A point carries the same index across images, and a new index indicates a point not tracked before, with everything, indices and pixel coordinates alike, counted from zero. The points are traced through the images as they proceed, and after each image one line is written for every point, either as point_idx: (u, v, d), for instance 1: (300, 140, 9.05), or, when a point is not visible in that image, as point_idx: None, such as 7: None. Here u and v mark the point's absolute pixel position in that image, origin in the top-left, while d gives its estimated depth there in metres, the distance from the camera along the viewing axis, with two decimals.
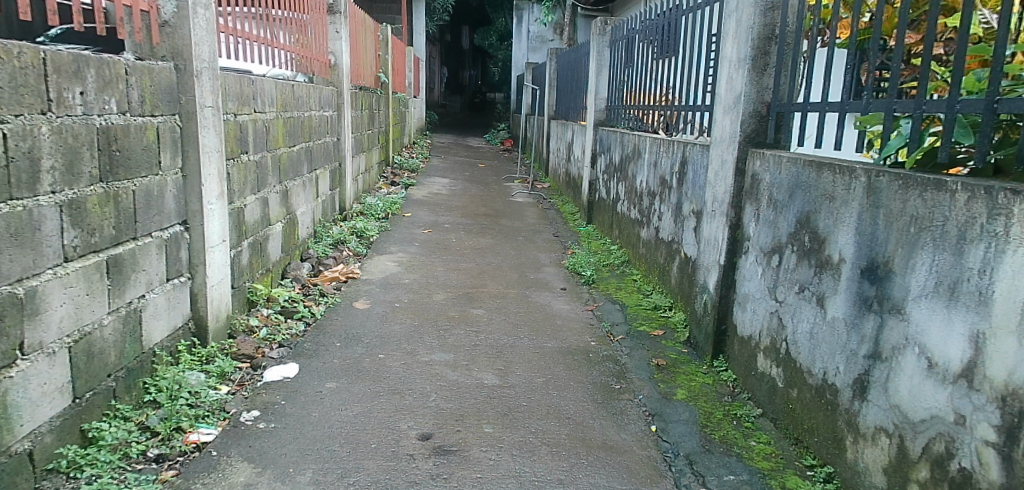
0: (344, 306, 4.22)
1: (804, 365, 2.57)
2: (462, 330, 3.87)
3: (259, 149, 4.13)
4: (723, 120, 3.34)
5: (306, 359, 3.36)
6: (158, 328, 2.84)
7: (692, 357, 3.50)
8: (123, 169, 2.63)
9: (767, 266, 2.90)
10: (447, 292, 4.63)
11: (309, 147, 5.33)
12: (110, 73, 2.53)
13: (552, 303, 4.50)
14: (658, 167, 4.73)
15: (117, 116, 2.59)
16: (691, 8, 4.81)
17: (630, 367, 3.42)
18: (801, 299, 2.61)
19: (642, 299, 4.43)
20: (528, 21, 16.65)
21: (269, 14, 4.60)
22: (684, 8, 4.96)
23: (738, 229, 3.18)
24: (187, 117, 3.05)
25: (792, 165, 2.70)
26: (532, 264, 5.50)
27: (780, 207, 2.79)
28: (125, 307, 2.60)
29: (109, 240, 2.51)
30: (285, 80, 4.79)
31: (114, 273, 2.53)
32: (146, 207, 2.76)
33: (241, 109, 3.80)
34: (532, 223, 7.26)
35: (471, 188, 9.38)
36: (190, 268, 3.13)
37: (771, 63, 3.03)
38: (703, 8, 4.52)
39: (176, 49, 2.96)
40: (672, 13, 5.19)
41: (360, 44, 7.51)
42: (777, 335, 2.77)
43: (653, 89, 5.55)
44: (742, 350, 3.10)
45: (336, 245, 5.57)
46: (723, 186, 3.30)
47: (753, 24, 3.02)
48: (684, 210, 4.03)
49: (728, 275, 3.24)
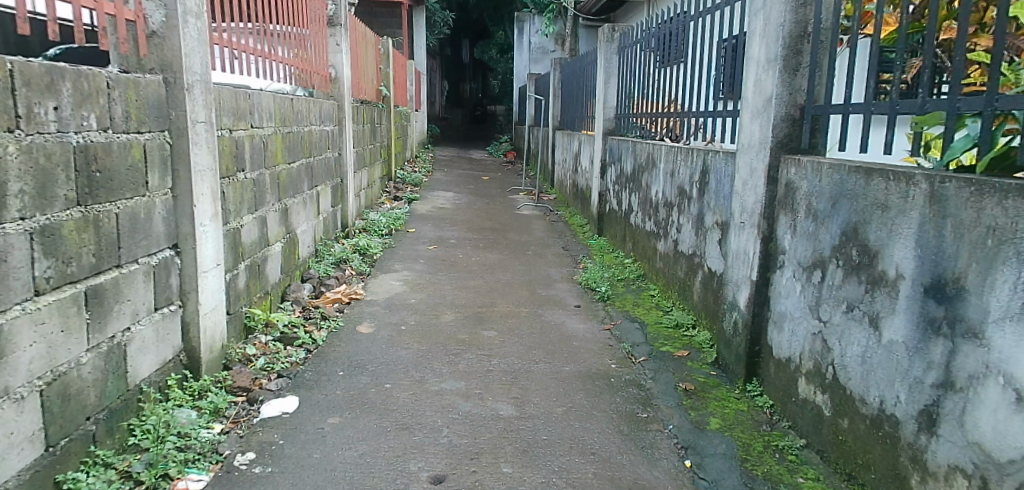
0: (346, 330, 3.99)
1: (856, 393, 2.34)
2: (473, 355, 3.64)
3: (257, 166, 3.91)
4: (751, 125, 3.11)
5: (306, 390, 3.12)
6: (146, 362, 2.62)
7: (722, 379, 3.26)
8: (104, 191, 2.39)
9: (806, 282, 2.66)
10: (455, 312, 4.39)
11: (309, 164, 5.11)
12: (89, 86, 2.31)
13: (566, 322, 4.25)
14: (675, 176, 4.50)
15: (98, 134, 2.37)
16: (702, 13, 4.61)
17: (656, 393, 3.18)
18: (850, 319, 2.38)
19: (663, 316, 4.19)
20: (529, 32, 16.52)
21: (268, 28, 4.42)
22: (694, 13, 4.76)
23: (772, 242, 2.95)
24: (178, 132, 2.83)
25: (835, 172, 2.47)
26: (543, 281, 5.26)
27: (820, 217, 2.56)
28: (107, 343, 2.37)
29: (87, 269, 2.28)
30: (284, 94, 4.59)
31: (95, 305, 2.30)
32: (131, 232, 2.53)
33: (237, 124, 3.58)
34: (540, 236, 7.04)
35: (475, 202, 9.18)
36: (182, 295, 2.91)
37: (804, 63, 2.79)
38: (716, 10, 4.32)
39: (165, 61, 2.76)
40: (681, 18, 4.98)
41: (361, 58, 7.34)
42: (821, 359, 2.55)
43: (664, 97, 5.33)
44: (780, 373, 2.86)
45: (338, 264, 5.34)
46: (752, 197, 3.06)
47: (783, 20, 2.78)
48: (707, 222, 3.80)
49: (761, 293, 3.00)
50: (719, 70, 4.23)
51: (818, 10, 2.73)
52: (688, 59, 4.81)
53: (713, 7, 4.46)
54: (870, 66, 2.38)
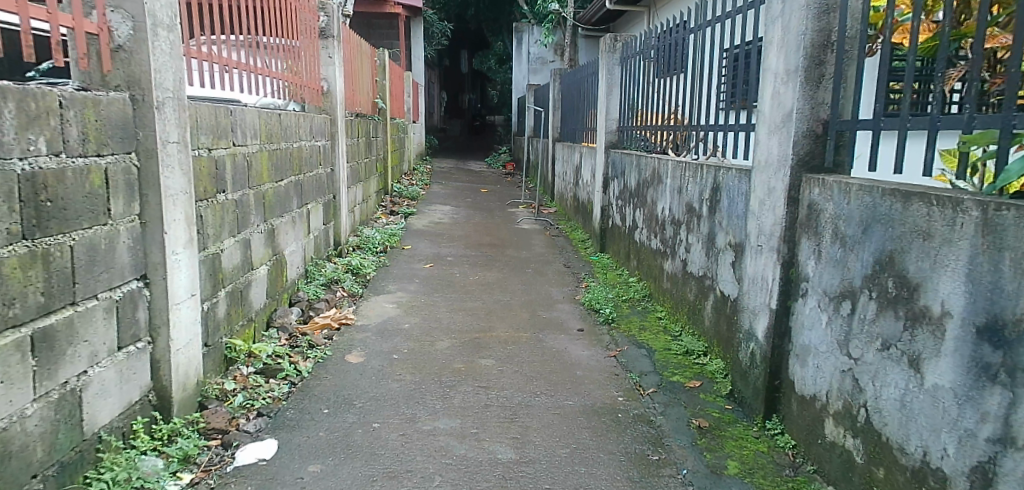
0: (334, 360, 3.74)
1: (893, 440, 2.10)
2: (469, 387, 3.39)
3: (240, 186, 3.66)
4: (768, 141, 2.94)
5: (288, 432, 2.90)
6: (107, 407, 2.38)
7: (738, 415, 3.01)
8: (56, 221, 2.16)
9: (834, 314, 2.43)
10: (451, 338, 4.15)
11: (299, 181, 4.87)
12: (38, 107, 2.08)
13: (569, 348, 4.01)
14: (683, 193, 4.28)
15: (49, 159, 2.14)
16: (700, 25, 4.45)
17: (667, 431, 2.93)
18: (886, 358, 2.14)
19: (671, 341, 3.95)
20: (528, 43, 16.33)
21: (256, 41, 4.18)
22: (693, 25, 4.61)
23: (793, 267, 2.74)
24: (147, 154, 2.57)
25: (867, 195, 2.28)
26: (544, 301, 5.02)
27: (851, 243, 2.36)
28: (58, 390, 2.16)
29: (33, 310, 2.06)
30: (272, 109, 4.35)
31: (43, 350, 2.08)
32: (89, 265, 2.29)
33: (217, 142, 3.34)
34: (540, 252, 6.80)
35: (473, 216, 8.94)
36: (151, 331, 2.64)
37: (828, 75, 2.67)
38: (718, 22, 4.19)
39: (132, 77, 2.49)
40: (678, 30, 4.84)
41: (355, 70, 7.12)
42: (852, 399, 2.31)
43: (665, 109, 5.16)
44: (804, 411, 2.62)
45: (329, 285, 5.10)
46: (771, 218, 2.87)
47: (805, 29, 2.66)
48: (719, 242, 3.58)
49: (781, 322, 2.77)
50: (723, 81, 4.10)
51: (843, 18, 2.62)
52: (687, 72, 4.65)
53: (711, 20, 4.32)
54: (908, 78, 2.23)
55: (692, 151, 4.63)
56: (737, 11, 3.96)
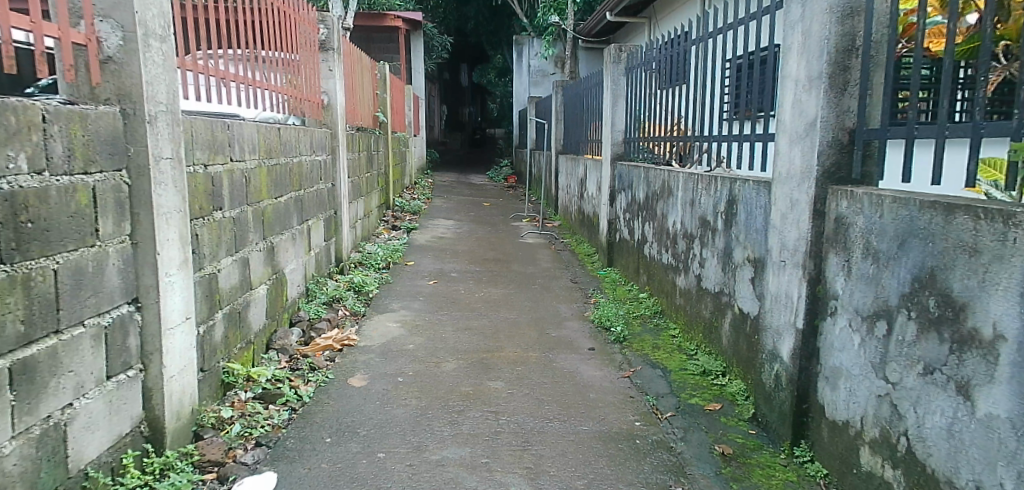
0: (337, 384, 3.58)
1: (940, 472, 1.95)
2: (478, 412, 3.24)
3: (238, 203, 3.52)
4: (789, 152, 2.82)
5: (288, 464, 2.74)
6: (96, 441, 2.24)
7: (763, 441, 2.86)
8: (38, 244, 2.02)
9: (867, 335, 2.29)
10: (458, 359, 3.99)
11: (299, 197, 4.74)
12: (19, 121, 1.95)
13: (580, 368, 3.85)
14: (696, 206, 4.14)
15: (30, 178, 2.00)
16: (702, 37, 4.38)
17: (689, 459, 2.78)
18: (929, 383, 2.00)
19: (687, 361, 3.81)
20: (528, 55, 16.24)
21: (254, 54, 4.05)
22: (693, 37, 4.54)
23: (820, 284, 2.59)
24: (138, 172, 2.43)
25: (903, 207, 2.14)
26: (552, 319, 4.87)
27: (884, 260, 2.22)
28: (40, 426, 2.01)
29: (11, 341, 1.92)
30: (271, 123, 4.22)
31: (23, 383, 1.95)
32: (75, 291, 2.16)
33: (214, 158, 3.20)
34: (545, 267, 6.66)
35: (476, 230, 8.80)
36: (142, 358, 2.49)
37: (853, 81, 2.54)
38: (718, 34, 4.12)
39: (122, 90, 2.37)
40: (680, 42, 4.76)
41: (356, 83, 7.02)
42: (890, 426, 2.17)
43: (670, 119, 5.03)
44: (835, 439, 2.48)
45: (331, 303, 4.95)
46: (795, 233, 2.73)
47: (829, 33, 2.53)
48: (737, 257, 3.44)
49: (808, 343, 2.63)
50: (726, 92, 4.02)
51: (868, 22, 2.49)
52: (688, 83, 4.57)
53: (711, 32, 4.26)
54: (946, 84, 2.09)
55: (699, 162, 4.53)
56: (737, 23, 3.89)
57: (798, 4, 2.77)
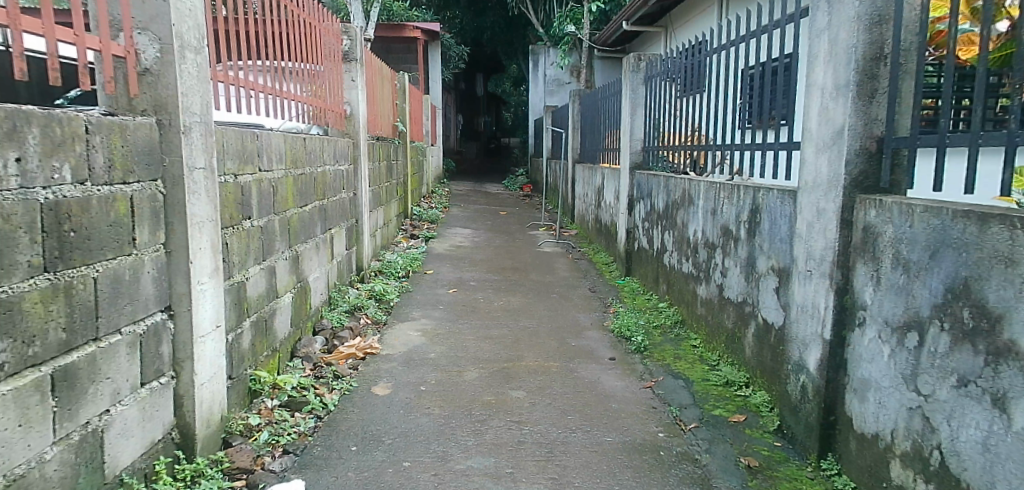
0: (361, 393, 3.61)
1: (974, 486, 1.94)
2: (501, 422, 3.25)
3: (265, 213, 3.57)
4: (816, 161, 2.81)
5: (315, 472, 2.77)
6: (129, 448, 2.27)
7: (790, 453, 2.85)
8: (79, 253, 2.06)
9: (897, 346, 2.28)
10: (479, 369, 4.00)
11: (323, 206, 4.78)
12: (63, 133, 2.00)
13: (602, 379, 3.85)
14: (717, 215, 4.14)
15: (73, 188, 2.04)
16: (720, 46, 4.39)
17: (715, 471, 2.77)
18: (963, 396, 1.99)
19: (709, 371, 3.79)
20: (545, 65, 16.31)
21: (280, 65, 4.11)
22: (712, 47, 4.55)
23: (848, 294, 2.59)
24: (173, 182, 2.47)
25: (934, 216, 2.13)
26: (572, 328, 4.87)
27: (915, 269, 2.21)
28: (79, 432, 2.05)
29: (54, 348, 1.96)
30: (296, 133, 4.27)
31: (64, 390, 1.99)
32: (113, 298, 2.20)
33: (244, 168, 3.25)
34: (564, 276, 6.67)
35: (494, 239, 8.82)
36: (174, 365, 2.53)
37: (881, 89, 2.54)
38: (734, 43, 4.14)
39: (159, 101, 2.41)
40: (697, 52, 4.78)
41: (376, 92, 7.07)
42: (922, 440, 2.15)
43: (689, 128, 5.03)
44: (864, 452, 2.46)
45: (352, 312, 4.98)
46: (821, 242, 2.73)
47: (856, 42, 2.53)
48: (761, 267, 3.43)
49: (836, 354, 2.62)
50: (743, 101, 4.04)
51: (896, 30, 2.49)
52: (707, 93, 4.57)
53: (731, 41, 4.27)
54: (980, 94, 2.07)
55: (719, 171, 4.52)
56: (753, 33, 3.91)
57: (824, 12, 2.77)
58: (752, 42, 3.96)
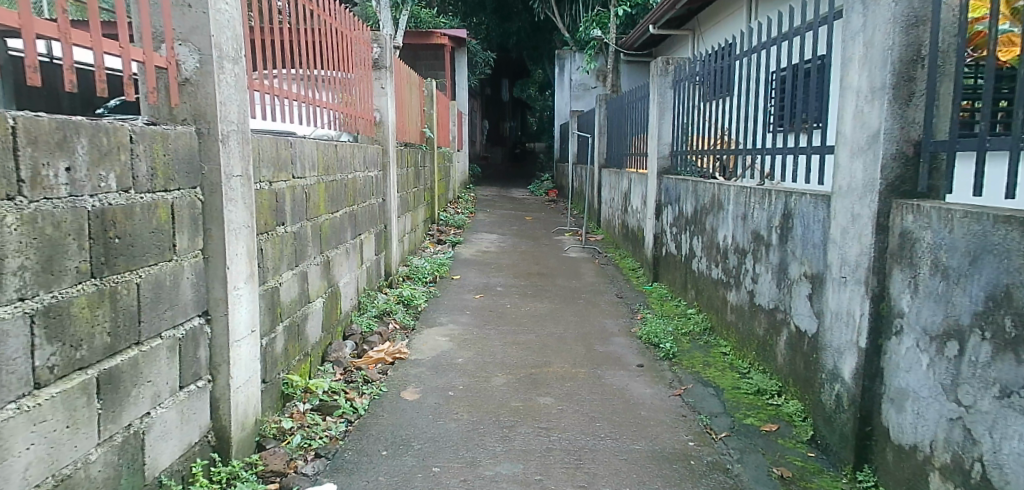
0: (390, 397, 3.64)
1: None
2: (529, 428, 3.25)
3: (298, 219, 3.62)
4: (851, 165, 2.78)
5: (346, 476, 2.80)
6: (168, 450, 2.32)
7: (824, 464, 2.81)
8: (123, 259, 2.12)
9: (936, 356, 2.24)
10: (507, 374, 4.01)
11: (353, 212, 4.84)
12: (109, 142, 2.05)
13: (630, 386, 3.83)
14: (748, 219, 4.10)
15: (118, 196, 2.09)
16: (750, 50, 4.36)
17: (747, 481, 2.74)
18: (1006, 407, 1.95)
19: (740, 379, 3.76)
20: (570, 69, 16.31)
21: (312, 72, 4.17)
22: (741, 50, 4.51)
23: (884, 301, 2.55)
24: (211, 189, 2.53)
25: (975, 222, 2.10)
26: (599, 335, 4.85)
27: (954, 277, 2.18)
28: (122, 433, 2.10)
29: (100, 351, 2.01)
30: (327, 140, 4.33)
31: (108, 392, 2.04)
32: (154, 302, 2.25)
33: (278, 175, 3.31)
34: (591, 282, 6.65)
35: (520, 244, 8.84)
36: (212, 368, 2.58)
37: (918, 92, 2.50)
38: (765, 47, 4.11)
39: (199, 110, 2.47)
40: (727, 55, 4.75)
41: (405, 99, 7.13)
42: (962, 452, 2.11)
43: (718, 132, 5.00)
44: (901, 464, 2.42)
45: (381, 317, 5.02)
46: (856, 248, 2.70)
47: (893, 44, 2.50)
48: (793, 272, 3.40)
49: (872, 363, 2.59)
50: (774, 105, 4.00)
51: (934, 32, 2.45)
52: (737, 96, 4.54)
53: (761, 44, 4.23)
54: None
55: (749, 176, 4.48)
56: (784, 36, 3.87)
57: (860, 14, 2.74)
58: (783, 45, 3.92)
